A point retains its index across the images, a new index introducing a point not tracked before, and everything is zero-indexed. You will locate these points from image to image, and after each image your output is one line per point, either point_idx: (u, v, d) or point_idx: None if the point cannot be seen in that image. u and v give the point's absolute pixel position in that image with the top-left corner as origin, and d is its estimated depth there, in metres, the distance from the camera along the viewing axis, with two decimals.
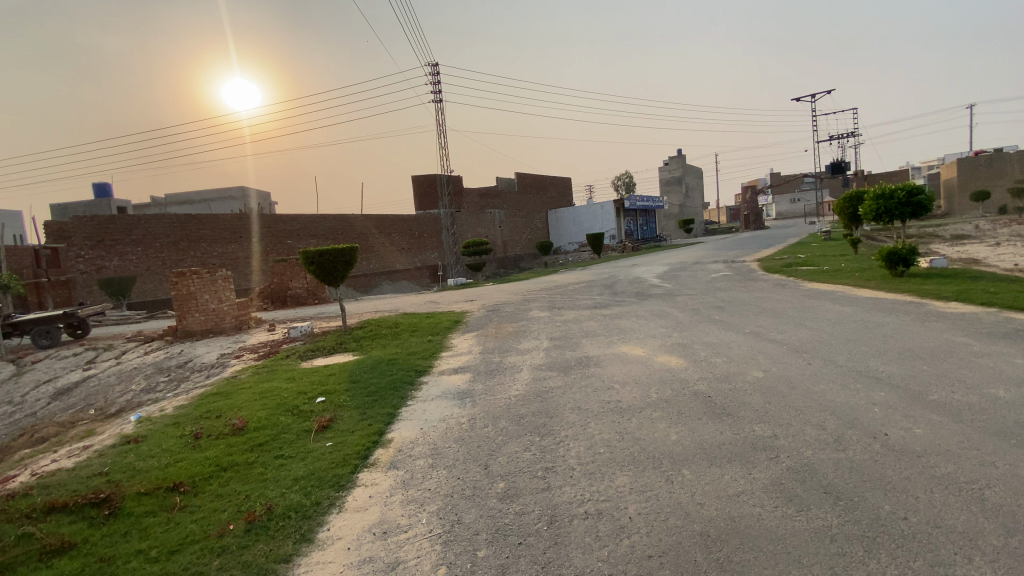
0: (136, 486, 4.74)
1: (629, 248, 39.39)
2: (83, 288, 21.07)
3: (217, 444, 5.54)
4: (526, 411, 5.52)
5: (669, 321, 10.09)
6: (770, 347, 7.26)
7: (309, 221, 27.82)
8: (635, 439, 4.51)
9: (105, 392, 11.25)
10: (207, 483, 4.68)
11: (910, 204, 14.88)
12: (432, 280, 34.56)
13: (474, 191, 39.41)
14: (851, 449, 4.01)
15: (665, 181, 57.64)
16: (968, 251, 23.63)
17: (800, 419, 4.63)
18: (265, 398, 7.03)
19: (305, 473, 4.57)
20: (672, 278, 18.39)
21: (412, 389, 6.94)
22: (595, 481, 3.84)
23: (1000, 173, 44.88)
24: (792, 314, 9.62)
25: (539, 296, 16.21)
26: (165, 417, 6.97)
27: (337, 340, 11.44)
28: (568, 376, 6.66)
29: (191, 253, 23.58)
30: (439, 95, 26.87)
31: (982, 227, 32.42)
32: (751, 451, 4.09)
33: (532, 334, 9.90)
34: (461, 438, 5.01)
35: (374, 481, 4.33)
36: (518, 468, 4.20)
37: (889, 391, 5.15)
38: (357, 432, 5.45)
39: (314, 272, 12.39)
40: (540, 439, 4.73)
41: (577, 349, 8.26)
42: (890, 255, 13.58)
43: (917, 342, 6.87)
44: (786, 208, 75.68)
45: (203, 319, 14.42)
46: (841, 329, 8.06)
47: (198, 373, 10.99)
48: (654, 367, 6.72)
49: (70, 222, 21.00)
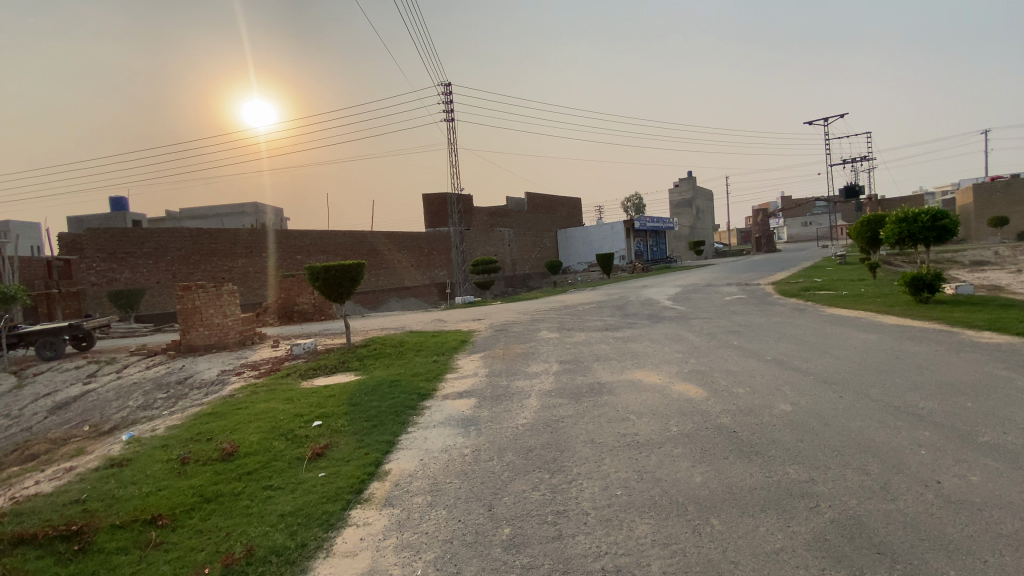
0: (111, 517, 4.39)
1: (639, 268, 38.99)
2: (93, 299, 21.04)
3: (203, 472, 5.17)
4: (534, 444, 5.12)
5: (684, 345, 9.64)
6: (795, 377, 6.80)
7: (318, 237, 27.75)
8: (656, 480, 4.08)
9: (101, 408, 10.93)
10: (186, 516, 4.31)
11: (935, 228, 14.40)
12: (440, 297, 34.34)
13: (484, 210, 39.40)
14: (901, 499, 3.55)
15: (675, 203, 57.55)
16: (989, 277, 23.04)
17: (838, 461, 4.19)
18: (260, 421, 6.67)
19: (292, 508, 4.18)
20: (685, 300, 17.93)
21: (414, 415, 6.54)
22: (612, 530, 3.42)
23: (1017, 199, 44.49)
24: (815, 341, 9.15)
25: (548, 316, 15.77)
26: (154, 438, 6.61)
27: (340, 358, 11.11)
28: (580, 405, 6.25)
29: (201, 266, 23.55)
30: (451, 114, 26.93)
31: (1003, 253, 31.64)
32: (788, 498, 3.66)
33: (541, 357, 9.49)
34: (464, 473, 4.62)
35: (366, 520, 3.93)
36: (527, 511, 3.80)
37: (933, 431, 4.69)
38: (352, 461, 5.08)
39: (319, 288, 12.12)
40: (550, 477, 4.32)
41: (589, 374, 7.84)
42: (914, 280, 13.08)
43: (956, 375, 6.39)
44: (798, 231, 74.79)
45: (207, 334, 14.17)
46: (871, 358, 7.57)
47: (196, 391, 10.65)
48: (672, 396, 6.28)
49: (83, 234, 21.07)
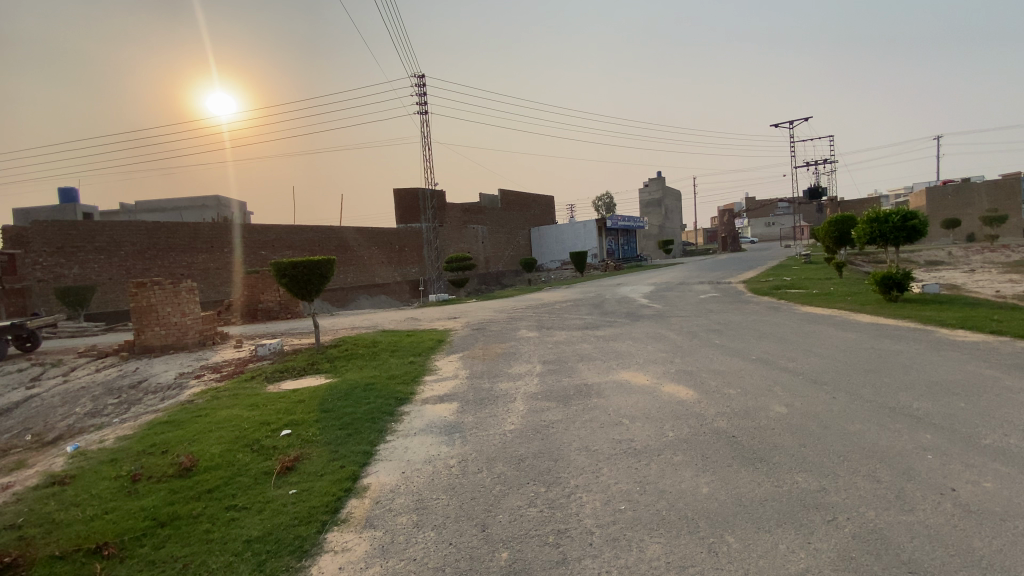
0: (48, 547, 3.77)
1: (612, 266, 39.19)
2: (39, 297, 19.58)
3: (156, 491, 4.60)
4: (526, 453, 4.78)
5: (667, 344, 9.47)
6: (785, 377, 6.67)
7: (285, 232, 26.66)
8: (660, 493, 3.80)
9: (45, 415, 10.00)
10: (138, 544, 3.76)
11: (904, 228, 14.80)
12: (412, 295, 33.55)
13: (457, 206, 38.81)
14: (920, 510, 3.38)
15: (646, 202, 58.21)
16: (945, 277, 24.06)
17: (846, 468, 4.02)
18: (222, 431, 6.10)
19: (259, 533, 3.73)
20: (661, 298, 17.93)
21: (392, 421, 6.12)
22: (621, 553, 3.12)
23: (968, 202, 47.05)
24: (796, 340, 9.13)
25: (526, 315, 15.41)
26: (103, 451, 5.94)
27: (309, 359, 10.52)
28: (569, 408, 5.94)
29: (158, 262, 22.27)
30: (425, 107, 26.26)
31: (956, 255, 33.09)
32: (803, 511, 3.44)
33: (523, 358, 9.15)
34: (452, 488, 4.23)
35: (345, 546, 3.52)
36: (524, 531, 3.46)
37: (934, 434, 4.58)
38: (326, 476, 4.64)
39: (286, 285, 11.48)
40: (547, 491, 3.99)
41: (575, 375, 7.54)
42: (884, 279, 13.34)
43: (942, 375, 6.39)
44: (761, 232, 76.75)
45: (164, 334, 13.28)
46: (855, 357, 7.54)
47: (152, 396, 9.90)
48: (663, 398, 6.05)
49: (28, 227, 19.59)
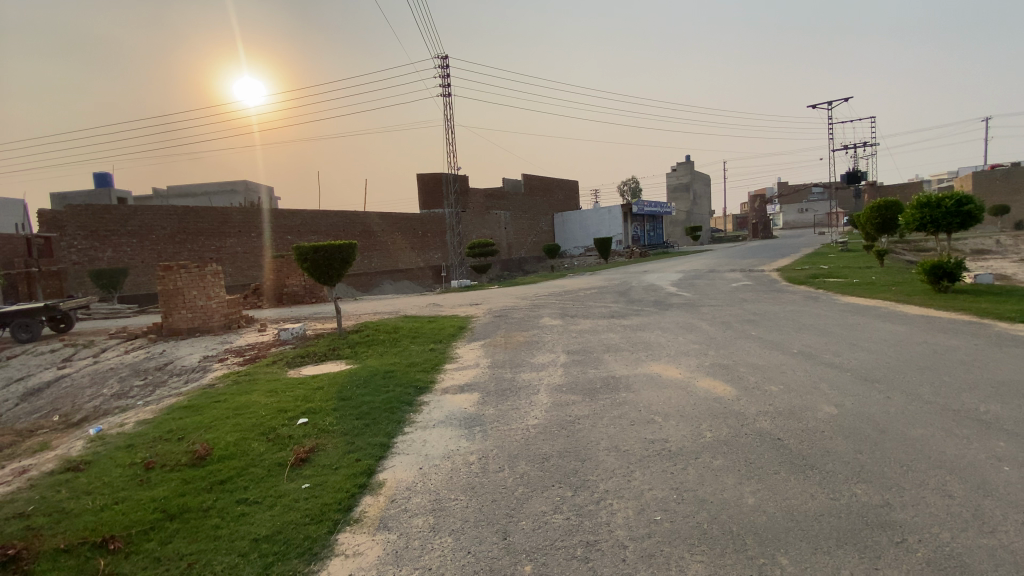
0: (54, 538, 3.62)
1: (637, 253, 38.36)
2: (75, 279, 20.06)
3: (168, 481, 4.45)
4: (550, 451, 4.46)
5: (699, 335, 8.99)
6: (831, 373, 6.18)
7: (310, 217, 26.73)
8: (700, 502, 3.44)
9: (75, 395, 10.14)
10: (144, 539, 3.60)
11: (958, 214, 13.85)
12: (434, 281, 33.34)
13: (481, 191, 38.43)
14: (1002, 533, 2.96)
15: (673, 187, 56.80)
16: (994, 266, 22.71)
17: (910, 479, 3.60)
18: (238, 419, 5.96)
19: (267, 532, 3.53)
20: (690, 286, 17.32)
21: (410, 412, 5.89)
22: (658, 573, 2.79)
23: (1018, 188, 44.53)
24: (839, 332, 8.56)
25: (549, 302, 15.06)
26: (121, 436, 5.85)
27: (331, 345, 10.40)
28: (596, 403, 5.59)
29: (187, 246, 22.58)
30: (448, 89, 25.81)
31: (1005, 243, 31.35)
32: (866, 530, 3.05)
33: (547, 347, 8.83)
34: (471, 488, 3.95)
35: (357, 550, 3.29)
36: (549, 541, 3.15)
37: (1010, 442, 4.10)
38: (341, 469, 4.43)
39: (308, 269, 11.36)
40: (573, 496, 3.66)
41: (602, 366, 7.18)
42: (934, 269, 12.48)
43: (1009, 373, 5.82)
44: (794, 218, 74.14)
45: (190, 317, 13.38)
46: (908, 353, 6.96)
47: (176, 379, 9.95)
48: (698, 395, 5.63)
49: (64, 211, 20.01)
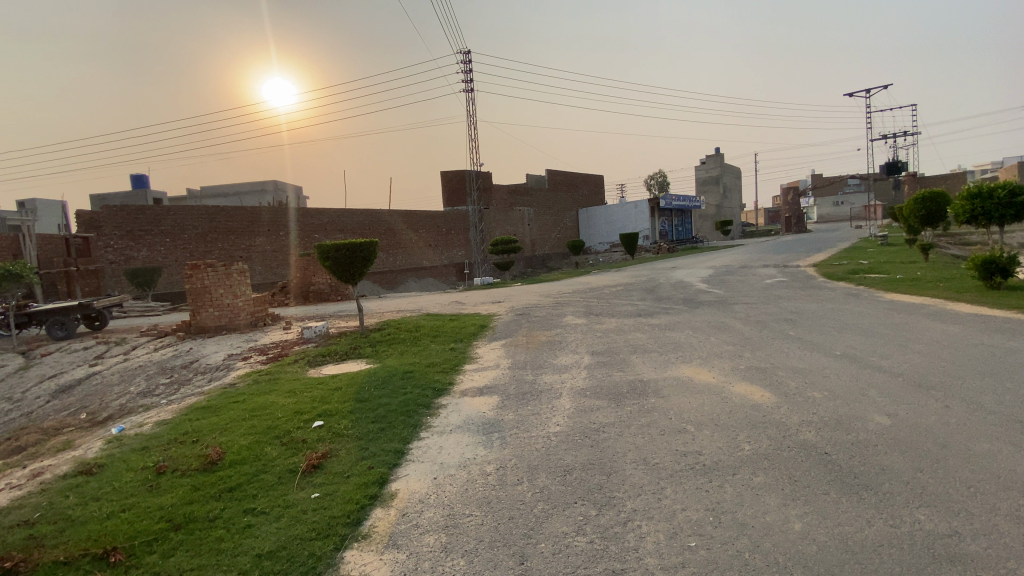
0: (55, 550, 3.50)
1: (664, 249, 37.57)
2: (111, 278, 20.64)
3: (178, 487, 4.33)
4: (573, 463, 4.15)
5: (731, 335, 8.54)
6: (879, 378, 5.69)
7: (335, 216, 26.94)
8: (740, 526, 3.09)
9: (103, 393, 10.31)
10: (146, 551, 3.45)
11: (1013, 205, 12.88)
12: (458, 278, 33.29)
13: (504, 188, 38.19)
14: None
15: (701, 181, 55.56)
16: None
17: (982, 504, 3.16)
18: (254, 421, 5.83)
19: (271, 547, 3.33)
20: (720, 283, 16.70)
21: (427, 415, 5.66)
22: None
23: None
24: (884, 332, 7.99)
25: (574, 300, 14.72)
26: (138, 437, 5.78)
27: (352, 343, 10.29)
28: (623, 410, 5.24)
29: (216, 245, 22.97)
30: (469, 85, 25.65)
31: None
32: (935, 565, 2.66)
33: (569, 347, 8.50)
34: (488, 503, 3.68)
35: (362, 571, 3.06)
36: (571, 569, 2.86)
37: None
38: (353, 478, 4.22)
39: (330, 268, 11.31)
40: (597, 515, 3.36)
41: (628, 369, 6.82)
42: (985, 264, 11.62)
43: None
44: (829, 211, 71.66)
45: (217, 315, 13.51)
46: (964, 356, 6.38)
47: (200, 377, 10.02)
48: (733, 401, 5.24)
49: (100, 212, 20.58)
